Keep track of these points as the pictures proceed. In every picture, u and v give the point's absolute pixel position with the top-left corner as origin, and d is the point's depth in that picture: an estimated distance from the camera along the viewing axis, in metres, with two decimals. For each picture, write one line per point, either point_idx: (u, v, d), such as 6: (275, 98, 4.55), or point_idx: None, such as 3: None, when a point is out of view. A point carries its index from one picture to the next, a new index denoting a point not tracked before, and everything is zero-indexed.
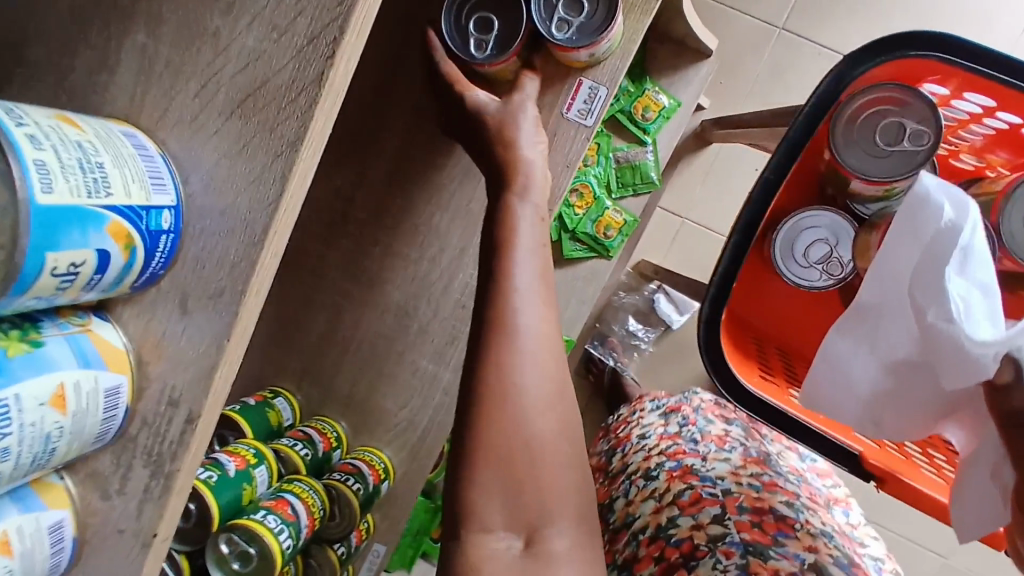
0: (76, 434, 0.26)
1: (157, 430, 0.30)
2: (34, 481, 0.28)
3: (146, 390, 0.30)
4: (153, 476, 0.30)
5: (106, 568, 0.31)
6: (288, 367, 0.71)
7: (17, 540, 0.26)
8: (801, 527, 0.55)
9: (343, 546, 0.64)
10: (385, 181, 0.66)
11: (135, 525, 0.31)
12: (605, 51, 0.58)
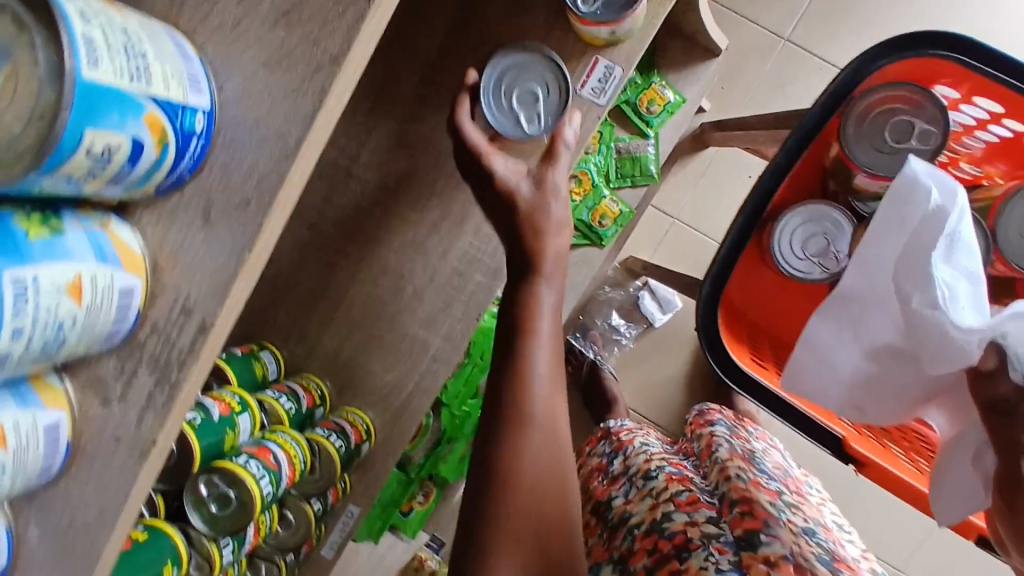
0: (87, 330, 0.25)
1: (168, 339, 0.28)
2: (32, 378, 0.26)
3: (161, 295, 0.27)
4: (158, 384, 0.28)
5: (99, 478, 0.29)
6: (275, 321, 0.70)
7: (13, 435, 0.25)
8: (789, 523, 0.58)
9: (320, 502, 0.64)
10: (391, 142, 0.65)
11: (134, 435, 0.28)
12: (626, 31, 0.58)
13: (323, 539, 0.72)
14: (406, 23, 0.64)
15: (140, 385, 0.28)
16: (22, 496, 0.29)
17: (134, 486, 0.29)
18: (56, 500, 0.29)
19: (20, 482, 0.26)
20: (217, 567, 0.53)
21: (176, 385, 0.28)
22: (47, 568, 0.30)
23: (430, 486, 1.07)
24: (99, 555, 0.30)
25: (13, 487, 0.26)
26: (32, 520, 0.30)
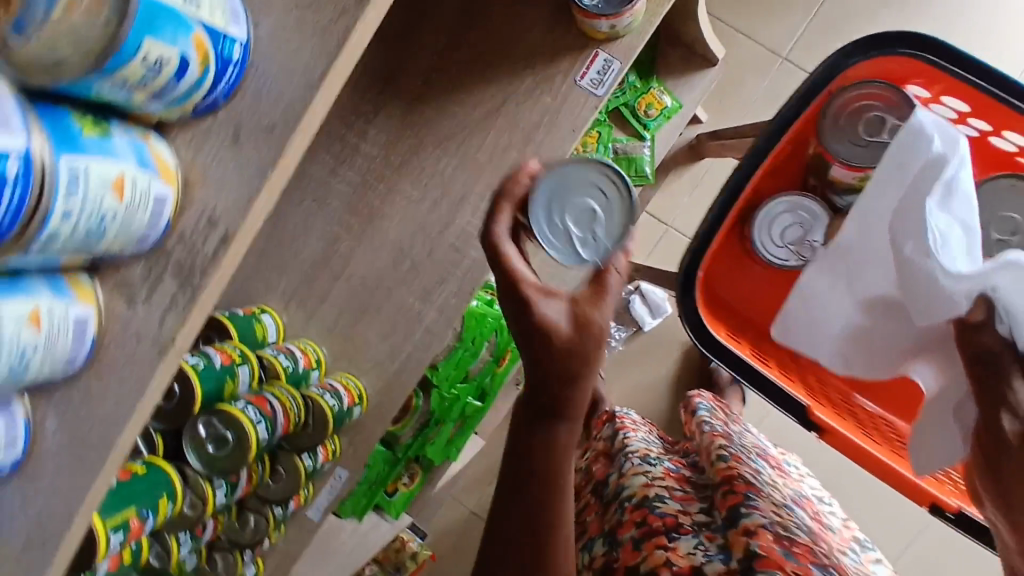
0: (126, 228, 0.28)
1: (193, 248, 0.31)
2: (67, 275, 0.30)
3: (189, 208, 0.30)
4: (181, 287, 0.31)
5: (121, 372, 0.31)
6: (276, 287, 0.73)
7: (46, 318, 0.28)
8: (765, 497, 0.68)
9: (310, 458, 0.67)
10: (399, 122, 0.69)
11: (155, 334, 0.31)
12: (625, 27, 0.62)
13: (310, 500, 0.74)
14: (420, 13, 0.69)
15: (164, 288, 0.31)
16: (46, 388, 0.32)
17: (151, 381, 0.32)
18: (77, 392, 0.32)
19: (52, 367, 0.29)
20: (210, 507, 0.55)
21: (197, 289, 0.31)
22: (64, 457, 0.33)
23: (416, 468, 1.10)
24: (114, 446, 0.33)
25: (45, 369, 0.29)
26: (53, 411, 0.32)
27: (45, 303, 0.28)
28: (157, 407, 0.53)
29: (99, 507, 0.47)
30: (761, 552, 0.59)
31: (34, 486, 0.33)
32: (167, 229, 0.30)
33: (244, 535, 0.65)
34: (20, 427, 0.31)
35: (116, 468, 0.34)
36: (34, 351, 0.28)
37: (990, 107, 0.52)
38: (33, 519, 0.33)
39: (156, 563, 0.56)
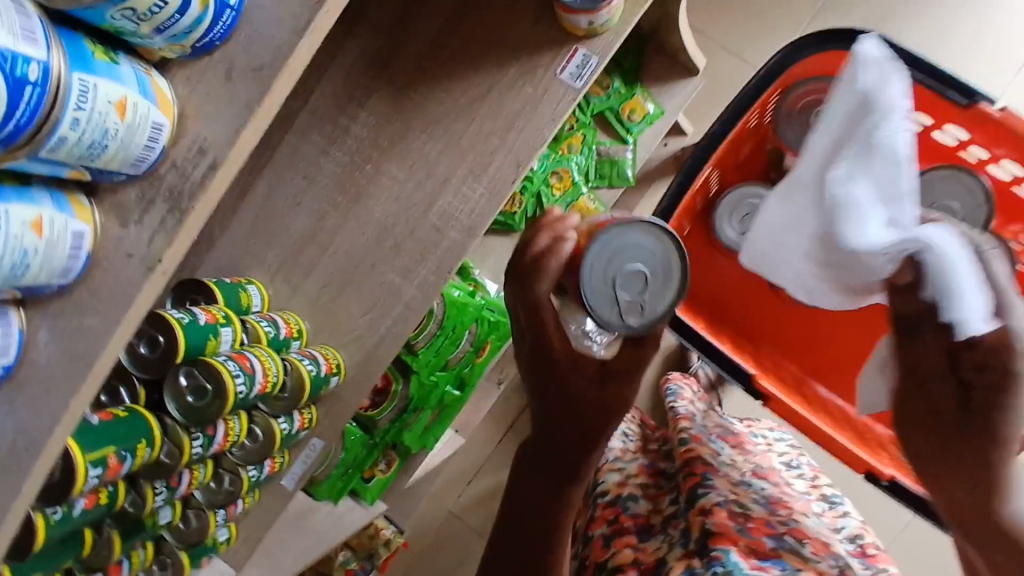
0: (126, 147, 0.31)
1: (183, 174, 0.34)
2: (69, 193, 0.33)
3: (183, 137, 0.33)
4: (170, 210, 0.34)
5: (111, 287, 0.34)
6: (263, 260, 0.76)
7: (47, 226, 0.31)
8: (725, 476, 0.76)
9: (287, 423, 0.70)
10: (389, 107, 0.73)
11: (144, 253, 0.34)
12: (604, 23, 0.66)
13: (284, 469, 0.76)
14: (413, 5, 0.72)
15: (155, 210, 0.34)
16: (39, 300, 0.35)
17: (137, 296, 0.35)
18: (68, 306, 0.35)
19: (48, 274, 0.32)
20: (186, 456, 0.58)
21: (186, 212, 0.34)
22: (51, 366, 0.35)
23: (393, 455, 1.11)
24: (99, 358, 0.35)
25: (41, 275, 0.32)
26: (45, 324, 0.35)
27: (46, 213, 0.31)
28: (141, 357, 0.56)
29: (83, 438, 0.49)
30: (716, 529, 0.64)
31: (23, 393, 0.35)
32: (161, 157, 0.34)
33: (218, 495, 0.67)
34: (14, 335, 0.34)
35: (99, 381, 0.36)
36: (34, 255, 0.31)
37: (925, 103, 0.68)
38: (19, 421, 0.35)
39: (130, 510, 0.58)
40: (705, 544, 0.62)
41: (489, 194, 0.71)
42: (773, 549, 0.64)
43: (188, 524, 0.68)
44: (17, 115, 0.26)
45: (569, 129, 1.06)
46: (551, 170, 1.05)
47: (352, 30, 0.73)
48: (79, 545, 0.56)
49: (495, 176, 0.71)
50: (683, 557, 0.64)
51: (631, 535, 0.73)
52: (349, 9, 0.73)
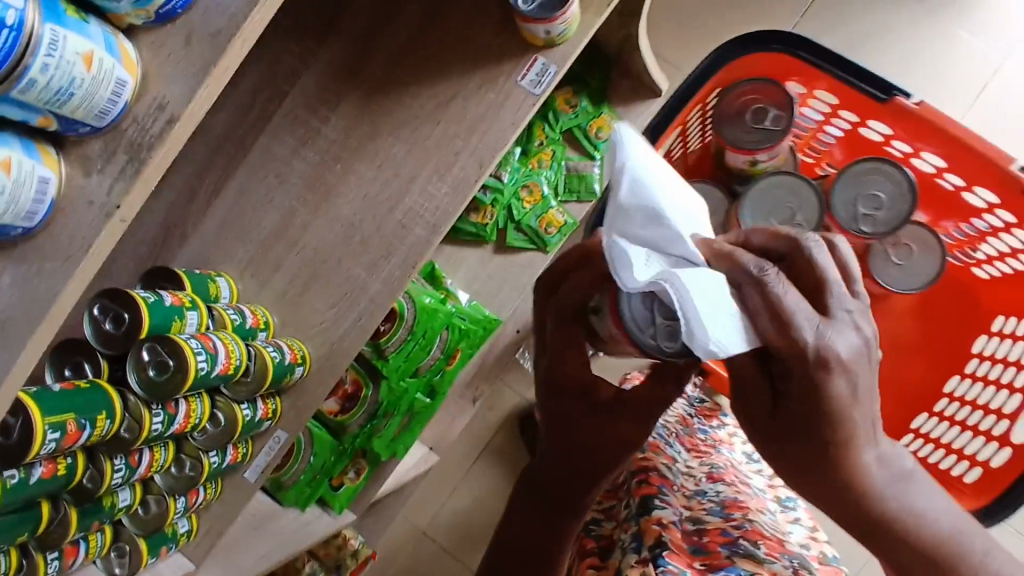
0: (90, 98, 0.34)
1: (143, 128, 0.37)
2: (37, 143, 0.35)
3: (144, 95, 0.36)
4: (130, 160, 0.36)
5: (73, 231, 0.37)
6: (234, 255, 0.79)
7: (15, 167, 0.34)
8: (680, 491, 0.82)
9: (249, 410, 0.71)
10: (358, 110, 0.77)
11: (103, 201, 0.37)
12: (559, 34, 0.70)
13: (248, 461, 0.77)
14: (383, 17, 0.77)
15: (116, 161, 0.37)
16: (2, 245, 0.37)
17: (96, 241, 0.37)
18: (30, 251, 0.37)
19: (12, 214, 0.34)
20: (146, 433, 0.59)
21: (144, 163, 0.37)
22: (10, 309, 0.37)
23: (362, 463, 1.11)
24: (56, 302, 0.37)
25: (5, 213, 0.34)
26: (6, 269, 0.37)
27: (13, 155, 0.34)
28: (106, 333, 0.58)
29: (44, 403, 0.51)
30: (670, 544, 0.68)
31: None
32: (124, 112, 0.36)
33: (180, 482, 0.68)
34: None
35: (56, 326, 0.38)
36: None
37: (851, 97, 0.81)
38: None
39: (88, 487, 0.59)
40: (661, 556, 0.65)
41: (452, 192, 0.75)
42: (727, 557, 0.68)
43: (147, 510, 0.69)
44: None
45: (538, 145, 1.11)
46: (521, 184, 1.10)
47: (324, 38, 0.77)
48: (36, 518, 0.57)
49: (458, 175, 0.75)
50: (637, 562, 0.67)
51: (596, 556, 0.78)
52: (322, 19, 0.78)
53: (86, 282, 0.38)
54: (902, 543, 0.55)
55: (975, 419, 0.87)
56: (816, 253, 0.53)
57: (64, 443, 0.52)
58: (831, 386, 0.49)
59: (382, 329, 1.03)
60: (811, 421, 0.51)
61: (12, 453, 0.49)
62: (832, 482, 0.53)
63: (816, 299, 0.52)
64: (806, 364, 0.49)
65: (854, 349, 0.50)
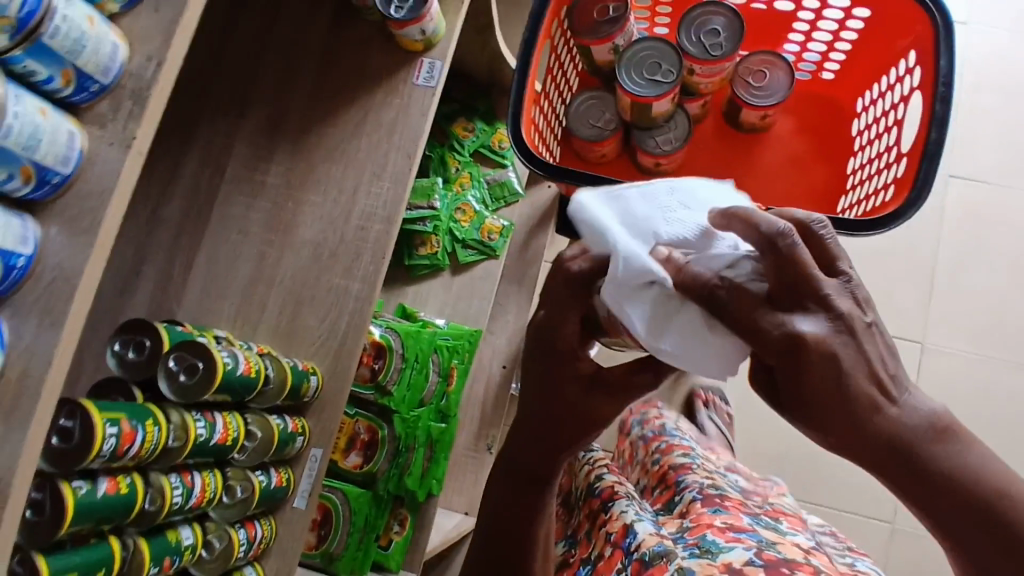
0: (97, 52, 0.46)
1: (139, 78, 0.49)
2: (61, 109, 0.47)
3: (135, 55, 0.49)
4: (135, 102, 0.49)
5: (102, 167, 0.47)
6: (222, 311, 0.85)
7: (49, 113, 0.44)
8: (697, 468, 1.00)
9: (281, 422, 0.76)
10: (292, 153, 0.89)
11: (121, 139, 0.48)
12: (432, 32, 0.86)
13: (293, 489, 0.81)
14: (287, 75, 0.90)
15: (123, 108, 0.49)
16: (46, 201, 0.47)
17: (124, 170, 0.48)
18: (70, 197, 0.47)
19: (53, 156, 0.45)
20: (192, 439, 0.64)
21: (146, 102, 0.49)
22: (65, 249, 0.46)
23: (403, 513, 1.12)
24: (100, 232, 0.47)
25: (48, 153, 0.44)
26: (53, 222, 0.47)
27: (47, 108, 0.45)
28: (133, 361, 0.64)
29: (97, 405, 0.56)
30: (692, 524, 0.82)
31: (44, 277, 0.46)
32: (122, 72, 0.48)
33: (234, 508, 0.72)
34: (31, 227, 0.45)
35: (102, 259, 0.48)
36: (41, 131, 0.44)
37: None
38: (46, 297, 0.46)
39: (150, 510, 0.61)
40: (684, 535, 0.78)
41: (393, 185, 0.86)
42: (748, 525, 0.80)
43: (211, 551, 0.71)
44: (30, 5, 0.41)
45: (456, 171, 1.24)
46: (454, 207, 1.22)
47: (245, 108, 0.90)
48: (109, 555, 0.59)
49: (394, 171, 0.86)
50: (653, 532, 0.78)
51: (601, 513, 0.89)
52: (238, 95, 0.90)
53: (118, 215, 0.48)
54: (952, 491, 0.45)
55: (876, 165, 0.71)
56: (791, 246, 0.43)
57: (122, 443, 0.56)
58: (817, 364, 0.42)
59: (376, 368, 1.05)
60: (815, 394, 0.43)
61: (75, 455, 0.53)
62: (855, 439, 0.44)
63: (797, 292, 0.44)
64: (784, 354, 0.43)
65: (827, 331, 0.43)
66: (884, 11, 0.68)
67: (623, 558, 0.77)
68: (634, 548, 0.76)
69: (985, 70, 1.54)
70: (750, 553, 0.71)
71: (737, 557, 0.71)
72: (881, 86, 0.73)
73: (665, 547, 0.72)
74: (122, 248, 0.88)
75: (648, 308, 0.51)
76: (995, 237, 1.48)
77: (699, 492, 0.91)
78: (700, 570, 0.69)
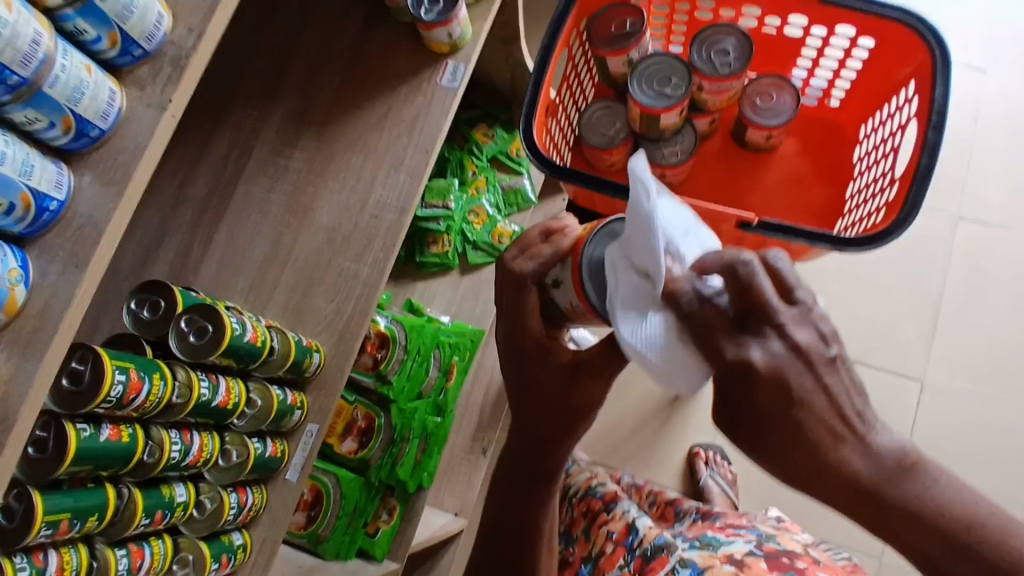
0: (143, 19, 0.50)
1: (179, 48, 0.53)
2: (105, 70, 0.51)
3: (177, 27, 0.53)
4: (173, 69, 0.53)
5: (138, 126, 0.52)
6: (236, 286, 0.89)
7: (94, 72, 0.49)
8: (682, 510, 1.15)
9: (282, 394, 0.79)
10: (316, 141, 0.93)
11: (157, 102, 0.52)
12: (459, 36, 0.90)
13: (287, 461, 0.84)
14: (318, 67, 0.95)
15: (163, 73, 0.53)
16: (83, 152, 0.51)
17: (157, 130, 0.52)
18: (106, 150, 0.51)
19: (93, 110, 0.49)
20: (195, 398, 0.67)
21: (184, 69, 0.53)
22: (96, 198, 0.50)
23: (393, 502, 1.13)
24: (129, 184, 0.51)
25: (89, 107, 0.49)
26: (87, 171, 0.51)
27: (92, 67, 0.49)
28: (148, 319, 0.67)
29: (111, 354, 0.59)
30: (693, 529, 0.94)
31: (74, 222, 0.50)
32: (164, 40, 0.53)
33: (228, 472, 0.75)
34: (68, 174, 0.50)
35: (128, 211, 0.51)
36: (84, 86, 0.48)
37: None
38: (76, 239, 0.49)
39: (148, 462, 0.65)
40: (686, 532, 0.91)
41: (409, 179, 0.90)
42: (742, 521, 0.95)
43: (202, 511, 0.73)
44: None
45: (473, 175, 1.28)
46: (468, 209, 1.25)
47: (276, 95, 0.95)
48: (103, 501, 0.61)
49: (411, 165, 0.90)
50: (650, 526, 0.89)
51: (601, 513, 0.95)
52: (270, 84, 0.95)
53: (148, 171, 0.52)
54: (919, 523, 0.46)
55: (872, 190, 0.74)
56: (749, 273, 0.46)
57: (128, 391, 0.60)
58: (767, 389, 0.46)
59: (379, 357, 1.09)
60: (767, 419, 0.47)
61: (83, 398, 0.57)
62: (811, 469, 0.47)
63: (756, 317, 0.46)
64: (737, 375, 0.46)
65: (781, 359, 0.46)
66: (887, 42, 0.71)
67: (625, 555, 0.87)
68: (637, 544, 0.87)
69: (999, 118, 1.57)
70: (750, 547, 0.84)
71: (737, 549, 0.83)
72: (881, 115, 0.76)
73: (665, 541, 0.84)
74: (148, 220, 0.93)
75: (632, 299, 0.51)
76: (1000, 281, 1.49)
77: (694, 522, 1.06)
78: (700, 561, 0.80)
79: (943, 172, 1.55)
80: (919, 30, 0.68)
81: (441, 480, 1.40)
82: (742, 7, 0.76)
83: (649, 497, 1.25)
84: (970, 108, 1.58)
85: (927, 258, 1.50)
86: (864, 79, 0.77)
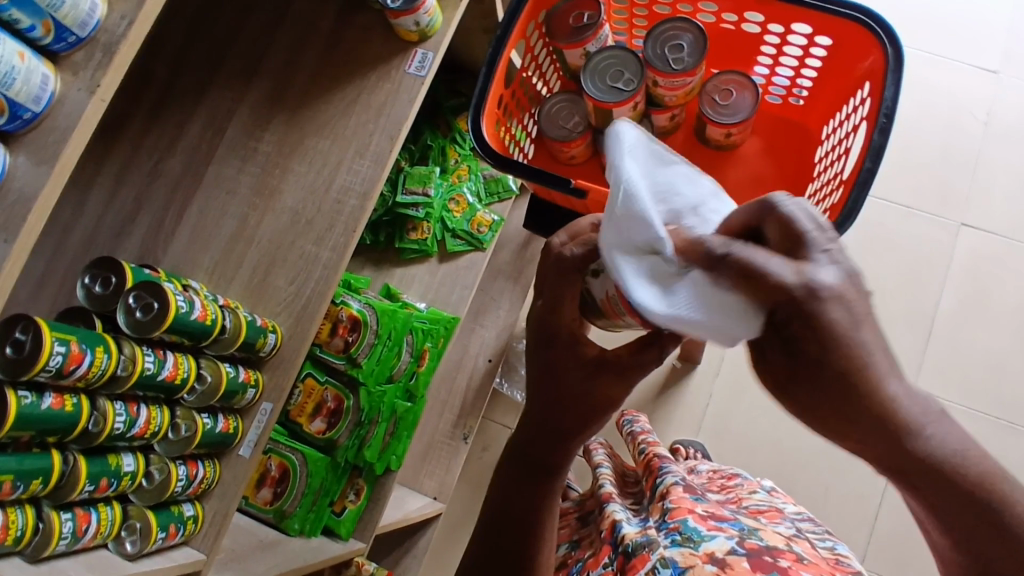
0: (75, 7, 0.52)
1: (113, 34, 0.55)
2: (41, 56, 0.53)
3: (111, 14, 0.55)
4: (105, 55, 0.54)
5: (71, 108, 0.53)
6: (202, 264, 0.90)
7: (26, 57, 0.51)
8: (650, 455, 1.09)
9: (233, 371, 0.82)
10: (285, 124, 0.94)
11: (90, 86, 0.54)
12: (427, 24, 0.91)
13: (240, 438, 0.87)
14: (292, 51, 0.96)
15: (94, 58, 0.54)
16: (18, 134, 0.53)
17: (86, 112, 0.53)
18: (39, 132, 0.53)
19: (25, 94, 0.51)
20: (139, 371, 0.69)
21: (115, 54, 0.54)
22: (28, 174, 0.51)
23: (360, 483, 1.15)
24: (58, 163, 0.52)
25: (20, 90, 0.50)
26: (21, 151, 0.52)
27: (26, 52, 0.51)
28: (97, 292, 0.69)
29: (51, 325, 0.61)
30: (673, 505, 0.84)
31: (6, 200, 0.51)
32: (99, 26, 0.54)
33: (176, 444, 0.77)
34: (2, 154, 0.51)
35: (58, 188, 0.52)
36: (13, 70, 0.50)
37: None
38: (6, 213, 0.50)
39: (92, 431, 0.66)
40: (665, 519, 0.81)
41: (374, 164, 0.91)
42: (729, 513, 0.85)
43: (151, 481, 0.75)
44: None
45: (455, 163, 1.30)
46: (449, 197, 1.28)
47: (249, 78, 0.96)
48: (49, 466, 0.63)
49: (377, 150, 0.91)
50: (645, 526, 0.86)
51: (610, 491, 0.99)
52: (246, 67, 0.96)
53: (79, 151, 0.54)
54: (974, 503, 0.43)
55: (822, 191, 0.75)
56: (788, 207, 0.43)
57: (68, 362, 0.61)
58: (830, 316, 0.39)
59: (350, 340, 1.08)
60: (825, 349, 0.40)
61: (23, 365, 0.58)
62: (861, 412, 0.42)
63: (805, 245, 0.41)
64: (794, 301, 0.39)
65: (845, 283, 0.40)
66: (844, 39, 0.74)
67: (610, 553, 0.83)
68: (619, 542, 0.81)
69: (1010, 123, 1.52)
70: (732, 542, 0.74)
71: (719, 545, 0.74)
72: (842, 114, 0.79)
73: (649, 538, 0.78)
74: (121, 197, 0.94)
75: (645, 270, 0.46)
76: (1002, 287, 1.45)
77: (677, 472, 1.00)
78: (682, 560, 0.72)
79: (948, 174, 1.50)
80: (872, 26, 0.70)
81: (421, 463, 1.38)
82: (698, 3, 0.80)
83: (642, 442, 1.18)
84: (982, 112, 1.53)
85: (925, 264, 1.47)
86: (825, 74, 0.80)
